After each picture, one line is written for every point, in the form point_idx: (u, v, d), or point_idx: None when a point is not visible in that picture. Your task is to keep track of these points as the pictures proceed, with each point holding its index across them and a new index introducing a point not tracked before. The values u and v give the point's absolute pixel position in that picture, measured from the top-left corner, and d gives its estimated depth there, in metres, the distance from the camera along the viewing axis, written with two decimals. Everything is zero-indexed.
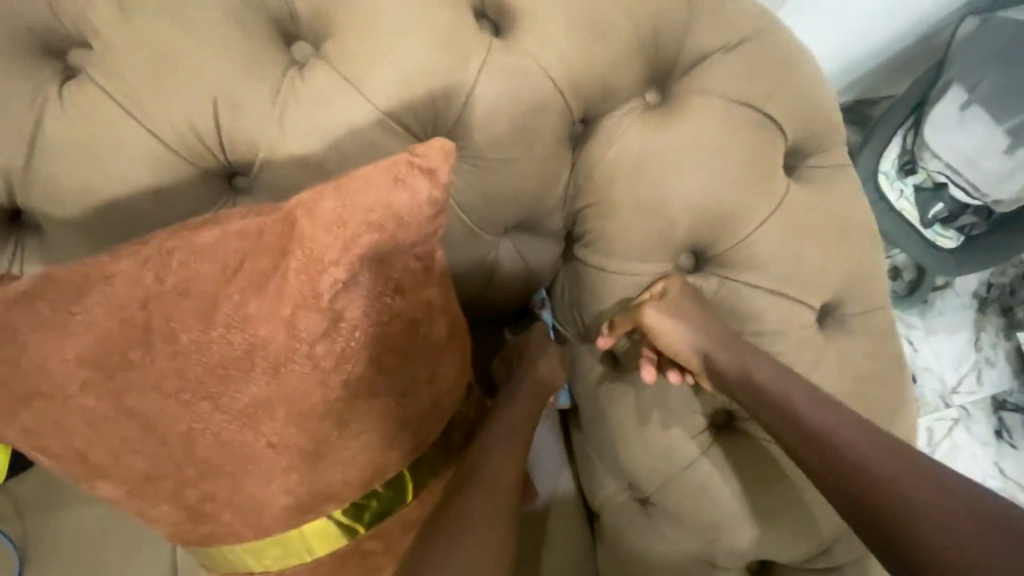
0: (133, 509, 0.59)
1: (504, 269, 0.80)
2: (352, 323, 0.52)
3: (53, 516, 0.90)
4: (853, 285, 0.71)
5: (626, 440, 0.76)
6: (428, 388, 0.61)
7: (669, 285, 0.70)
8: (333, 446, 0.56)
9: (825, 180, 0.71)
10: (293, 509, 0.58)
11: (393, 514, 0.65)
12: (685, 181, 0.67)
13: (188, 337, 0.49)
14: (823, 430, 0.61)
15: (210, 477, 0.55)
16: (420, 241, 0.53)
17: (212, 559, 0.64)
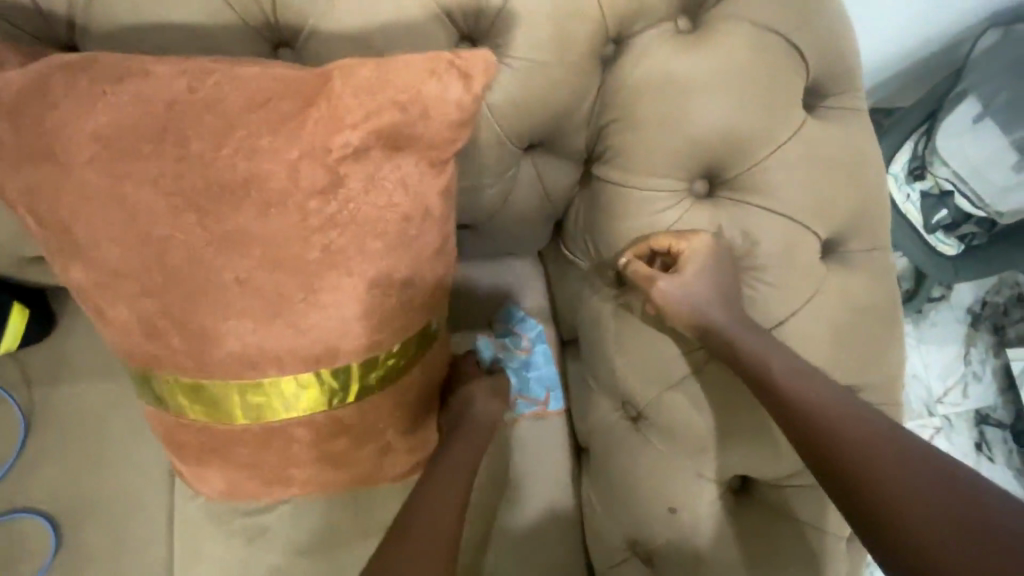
0: (134, 342, 0.60)
1: (521, 187, 0.86)
2: (352, 192, 0.53)
3: (60, 388, 0.94)
4: (859, 223, 0.74)
5: (622, 349, 0.80)
6: (433, 265, 0.64)
7: (693, 249, 0.73)
8: (330, 295, 0.57)
9: (842, 120, 0.74)
10: (295, 360, 0.61)
11: (365, 397, 0.69)
12: (711, 104, 0.70)
13: (197, 149, 0.48)
14: (812, 405, 0.66)
15: (201, 308, 0.55)
16: (436, 141, 0.54)
17: (195, 410, 0.66)
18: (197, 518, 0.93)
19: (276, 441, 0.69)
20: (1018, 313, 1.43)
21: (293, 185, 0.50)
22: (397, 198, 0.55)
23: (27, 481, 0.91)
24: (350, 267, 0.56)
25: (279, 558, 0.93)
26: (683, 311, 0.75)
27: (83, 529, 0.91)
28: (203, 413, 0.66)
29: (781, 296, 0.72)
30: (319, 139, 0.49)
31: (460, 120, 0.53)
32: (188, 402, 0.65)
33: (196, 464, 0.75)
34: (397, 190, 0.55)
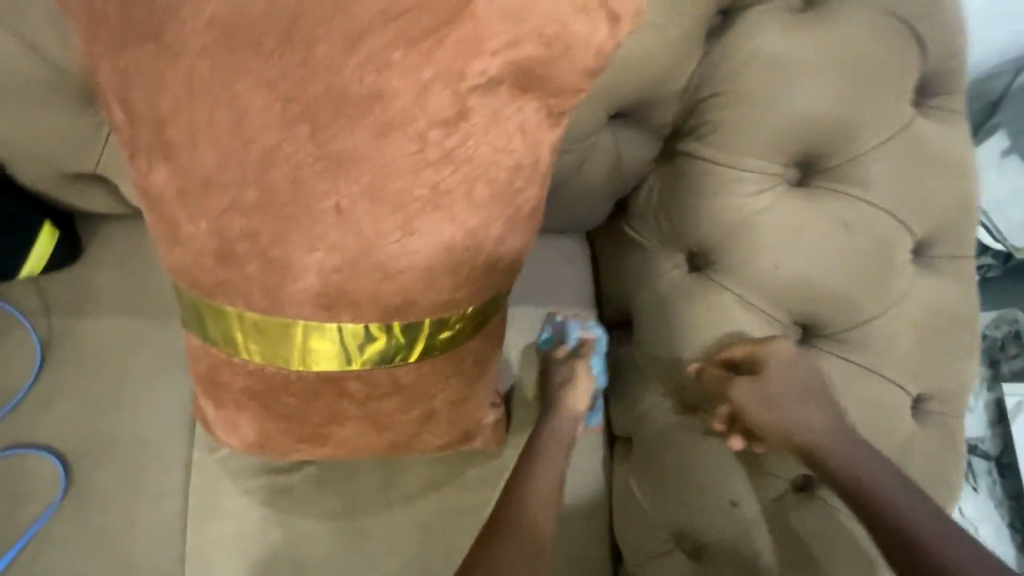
0: (194, 274, 0.53)
1: (597, 157, 0.82)
2: (477, 128, 0.47)
3: (79, 319, 0.88)
4: (953, 227, 0.72)
5: (688, 335, 0.77)
6: (525, 225, 0.59)
7: (772, 350, 0.73)
8: (425, 243, 0.51)
9: (946, 120, 0.71)
10: (370, 311, 0.55)
11: (426, 356, 0.65)
12: (822, 87, 0.67)
13: (321, 54, 0.42)
14: (899, 509, 0.65)
15: (286, 240, 0.49)
16: (565, 89, 0.50)
17: (247, 352, 0.59)
18: (216, 473, 0.88)
19: (332, 393, 0.64)
20: (1015, 350, 1.19)
21: (414, 111, 0.44)
22: (510, 145, 0.50)
23: (40, 416, 0.86)
24: (455, 213, 0.51)
25: (299, 521, 0.88)
26: (770, 418, 0.76)
27: (95, 472, 0.85)
28: (255, 356, 0.59)
29: (870, 294, 0.69)
30: (456, 61, 0.43)
31: (591, 70, 0.49)
32: (242, 343, 0.58)
33: (231, 410, 0.68)
34: (509, 136, 0.49)
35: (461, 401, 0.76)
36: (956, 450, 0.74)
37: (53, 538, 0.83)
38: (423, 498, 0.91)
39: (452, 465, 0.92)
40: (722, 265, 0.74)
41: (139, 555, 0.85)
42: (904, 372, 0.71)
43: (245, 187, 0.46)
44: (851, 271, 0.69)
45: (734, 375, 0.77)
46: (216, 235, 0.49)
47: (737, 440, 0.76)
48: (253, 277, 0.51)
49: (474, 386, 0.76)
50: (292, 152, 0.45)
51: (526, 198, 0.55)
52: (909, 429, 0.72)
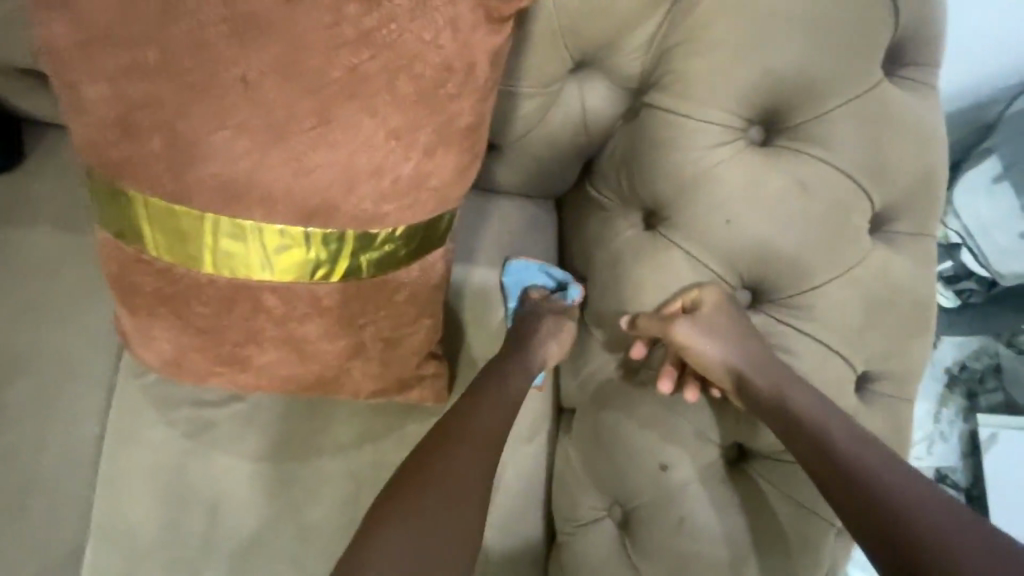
0: (100, 149, 0.51)
1: (560, 107, 0.79)
2: (400, 12, 0.46)
3: (13, 229, 0.85)
4: (917, 200, 0.69)
5: (635, 293, 0.75)
6: (462, 143, 0.55)
7: (705, 294, 0.71)
8: (341, 135, 0.49)
9: (917, 92, 0.69)
10: (282, 209, 0.52)
11: (352, 278, 0.62)
12: (788, 38, 0.65)
13: None
14: (830, 434, 0.63)
15: (190, 111, 0.47)
16: None
17: (156, 248, 0.57)
18: (140, 400, 0.84)
19: (248, 306, 0.61)
20: (993, 384, 1.18)
21: None
22: (440, 40, 0.48)
23: None
24: (376, 107, 0.48)
25: (222, 461, 0.84)
26: (707, 355, 0.73)
27: (14, 386, 0.82)
28: (164, 254, 0.57)
29: (822, 259, 0.67)
30: None
31: None
32: (150, 237, 0.56)
33: (144, 319, 0.65)
34: (438, 28, 0.47)
35: (394, 342, 0.72)
36: (903, 435, 0.70)
37: None
38: (354, 450, 0.87)
39: (388, 417, 0.89)
40: (674, 220, 0.71)
41: (49, 476, 0.81)
42: (851, 345, 0.68)
43: (148, 47, 0.45)
44: (804, 232, 0.66)
45: (676, 316, 0.73)
46: (120, 101, 0.48)
47: (665, 382, 0.73)
48: (157, 154, 0.49)
49: (410, 327, 0.71)
50: (199, 11, 0.44)
51: (461, 110, 0.52)
52: (853, 406, 0.69)
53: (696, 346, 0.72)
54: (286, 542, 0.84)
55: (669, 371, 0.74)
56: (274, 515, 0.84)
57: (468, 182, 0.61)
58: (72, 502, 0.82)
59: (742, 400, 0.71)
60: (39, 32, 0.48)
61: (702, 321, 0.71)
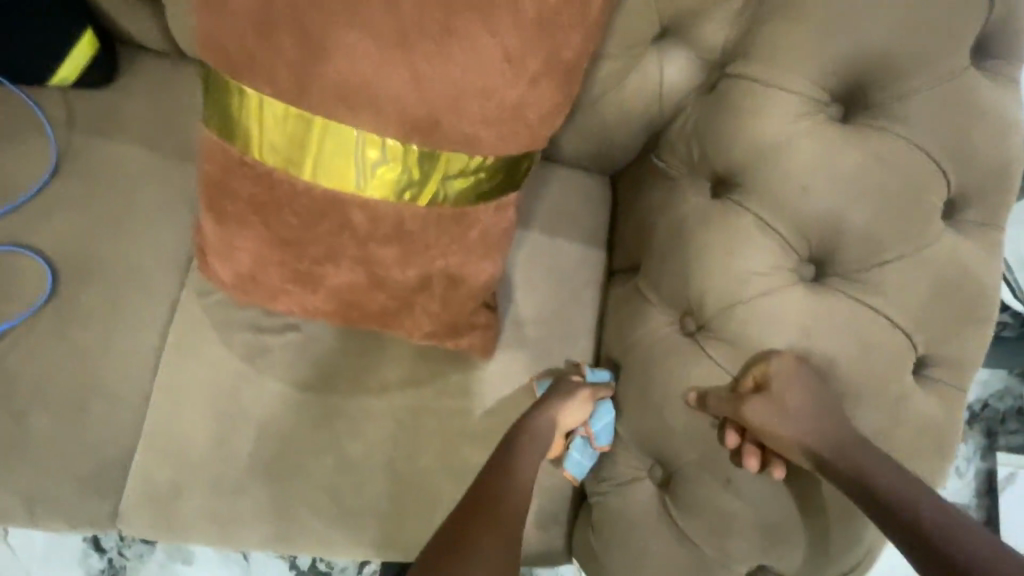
0: (237, 47, 0.56)
1: (639, 73, 0.81)
2: None
3: (95, 139, 0.87)
4: (989, 189, 0.70)
5: (699, 260, 0.74)
6: (562, 78, 0.58)
7: (774, 261, 0.71)
8: (459, 51, 0.53)
9: (1001, 83, 0.70)
10: (393, 118, 0.57)
11: (436, 204, 0.64)
12: (882, 15, 0.66)
13: None
14: (917, 507, 0.62)
15: (331, 14, 0.52)
16: None
17: (259, 150, 0.61)
18: (200, 319, 0.87)
19: (335, 219, 0.63)
20: (1014, 426, 1.27)
21: None
22: None
23: (36, 221, 0.84)
24: (496, 26, 0.53)
25: (272, 387, 0.86)
26: (782, 433, 0.71)
27: (79, 289, 0.83)
28: (269, 157, 0.61)
29: (894, 234, 0.68)
30: None
31: None
32: (256, 137, 0.60)
33: (229, 226, 0.67)
34: None
35: (458, 283, 0.72)
36: (954, 423, 0.71)
37: (24, 342, 0.81)
38: (400, 393, 0.89)
39: (434, 365, 0.90)
40: (746, 187, 0.73)
41: (106, 382, 0.83)
42: (912, 323, 0.68)
43: None
44: (877, 207, 0.68)
45: (754, 296, 0.71)
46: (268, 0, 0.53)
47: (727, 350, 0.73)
48: (289, 54, 0.55)
49: (477, 270, 0.72)
50: None
51: (568, 44, 0.56)
52: (910, 387, 0.69)
53: (768, 424, 0.70)
54: (326, 470, 0.86)
55: (735, 343, 0.72)
56: (317, 446, 0.86)
57: (557, 124, 0.64)
58: (126, 408, 0.83)
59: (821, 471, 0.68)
60: None
61: (777, 303, 0.70)
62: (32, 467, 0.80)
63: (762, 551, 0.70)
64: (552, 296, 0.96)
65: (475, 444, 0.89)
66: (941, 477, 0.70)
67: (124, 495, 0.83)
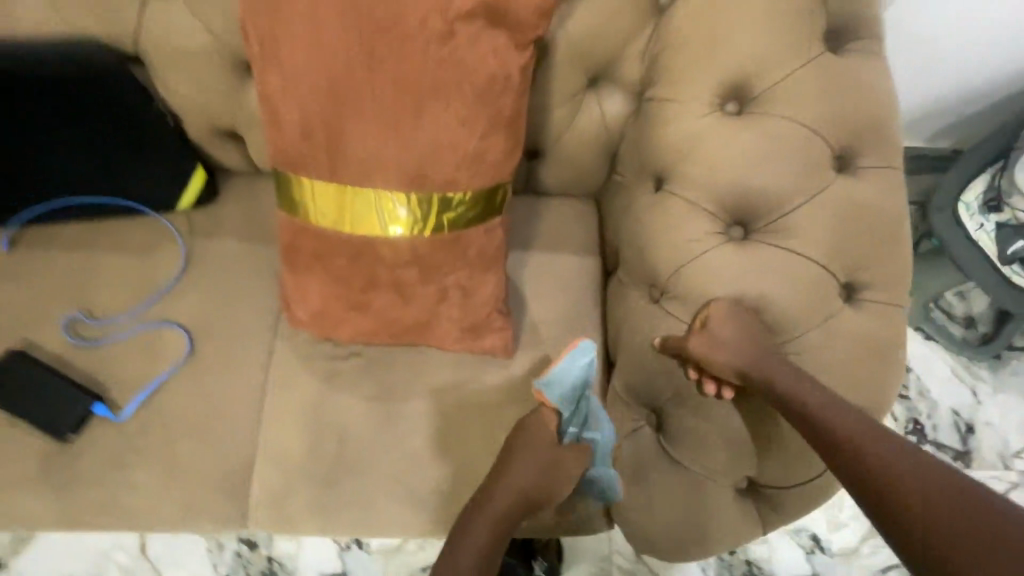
0: (292, 151, 0.86)
1: (584, 110, 1.04)
2: (461, 46, 0.77)
3: (209, 240, 1.20)
4: (873, 140, 0.86)
5: (651, 241, 0.93)
6: (506, 128, 0.83)
7: (705, 230, 0.89)
8: (429, 126, 0.80)
9: (862, 60, 0.87)
10: (395, 177, 0.84)
11: (437, 233, 0.89)
12: (745, 32, 0.87)
13: (372, 5, 0.75)
14: (808, 407, 0.79)
15: (345, 119, 0.81)
16: (523, 23, 0.77)
17: (314, 216, 0.89)
18: (291, 358, 1.14)
19: (371, 256, 0.90)
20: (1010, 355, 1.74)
21: (419, 34, 0.76)
22: (485, 59, 0.78)
23: (174, 304, 1.16)
24: (450, 104, 0.79)
25: (349, 400, 1.11)
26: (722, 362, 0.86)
27: (207, 347, 1.14)
28: (321, 221, 0.89)
29: (794, 188, 0.85)
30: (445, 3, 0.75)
31: (542, 11, 0.77)
32: (312, 209, 0.89)
33: (303, 276, 0.95)
34: (485, 53, 0.77)
35: (468, 291, 0.95)
36: (892, 337, 0.83)
37: (172, 391, 1.11)
38: (446, 394, 1.10)
39: (470, 367, 1.12)
40: (674, 179, 0.92)
41: (230, 413, 1.11)
42: (829, 256, 0.83)
43: (322, 85, 0.80)
44: (775, 171, 0.85)
45: (693, 258, 0.89)
46: (306, 118, 0.82)
47: (685, 307, 0.90)
48: (323, 150, 0.84)
49: (480, 279, 0.95)
50: (350, 62, 0.78)
51: (504, 104, 0.81)
52: (838, 308, 0.84)
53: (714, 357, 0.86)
54: (395, 463, 1.07)
55: (689, 300, 0.89)
56: (388, 444, 1.08)
57: (514, 160, 0.88)
58: (245, 431, 1.10)
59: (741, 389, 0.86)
60: (260, 84, 0.83)
61: (712, 262, 0.87)
62: (186, 483, 1.07)
63: (741, 466, 0.86)
64: (558, 300, 1.16)
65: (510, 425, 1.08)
66: (892, 383, 0.82)
67: (251, 499, 1.08)
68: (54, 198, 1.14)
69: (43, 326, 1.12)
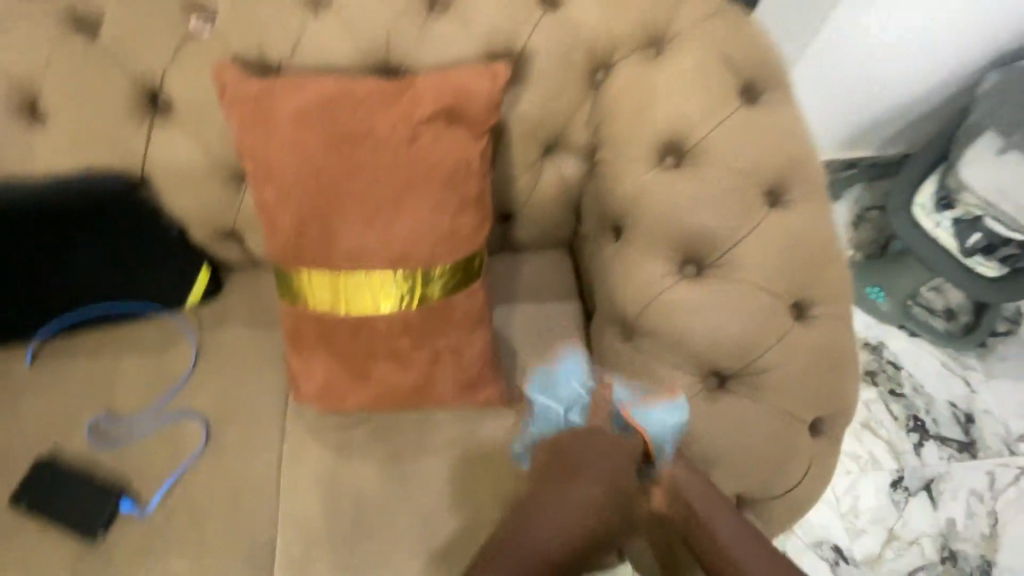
0: (288, 248, 0.96)
1: (545, 174, 1.15)
2: (427, 143, 0.90)
3: (218, 331, 1.30)
4: (797, 175, 0.98)
5: (618, 285, 1.03)
6: (474, 205, 0.95)
7: (664, 270, 0.99)
8: (407, 212, 0.92)
9: (775, 107, 1.00)
10: (382, 259, 0.94)
11: (425, 303, 0.98)
12: (672, 96, 1.00)
13: (348, 120, 0.89)
14: (704, 520, 0.86)
15: (333, 216, 0.92)
16: (478, 118, 0.91)
17: (313, 302, 0.99)
18: (302, 432, 1.21)
19: (367, 330, 0.99)
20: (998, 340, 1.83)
21: (390, 138, 0.89)
22: (448, 151, 0.90)
23: (189, 396, 1.24)
24: (423, 191, 0.91)
25: (360, 467, 1.17)
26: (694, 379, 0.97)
27: (223, 432, 1.21)
28: (320, 305, 0.99)
29: (734, 225, 0.95)
30: (410, 111, 0.89)
31: (491, 106, 0.91)
32: (310, 295, 0.99)
33: (308, 356, 1.04)
34: (448, 146, 0.90)
35: (460, 352, 1.04)
36: (840, 347, 0.93)
37: (194, 479, 1.17)
38: (451, 448, 1.17)
39: (470, 420, 1.19)
40: (630, 228, 1.03)
41: (249, 494, 1.16)
42: (775, 280, 0.93)
43: (309, 189, 0.91)
44: (716, 212, 0.96)
45: (657, 296, 0.98)
46: (298, 221, 0.93)
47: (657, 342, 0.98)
48: (316, 244, 0.94)
49: (469, 339, 1.04)
50: (331, 168, 0.90)
51: (469, 186, 0.93)
52: (789, 326, 0.93)
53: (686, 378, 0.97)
54: (411, 522, 1.13)
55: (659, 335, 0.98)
56: (402, 504, 1.14)
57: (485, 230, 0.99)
58: (265, 509, 1.16)
59: (676, 507, 0.89)
60: (254, 194, 0.95)
61: (674, 299, 0.97)
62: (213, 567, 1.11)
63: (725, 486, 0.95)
64: (545, 347, 1.25)
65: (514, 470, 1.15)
66: (838, 385, 0.94)
67: None
68: (77, 310, 1.24)
69: (70, 433, 1.19)
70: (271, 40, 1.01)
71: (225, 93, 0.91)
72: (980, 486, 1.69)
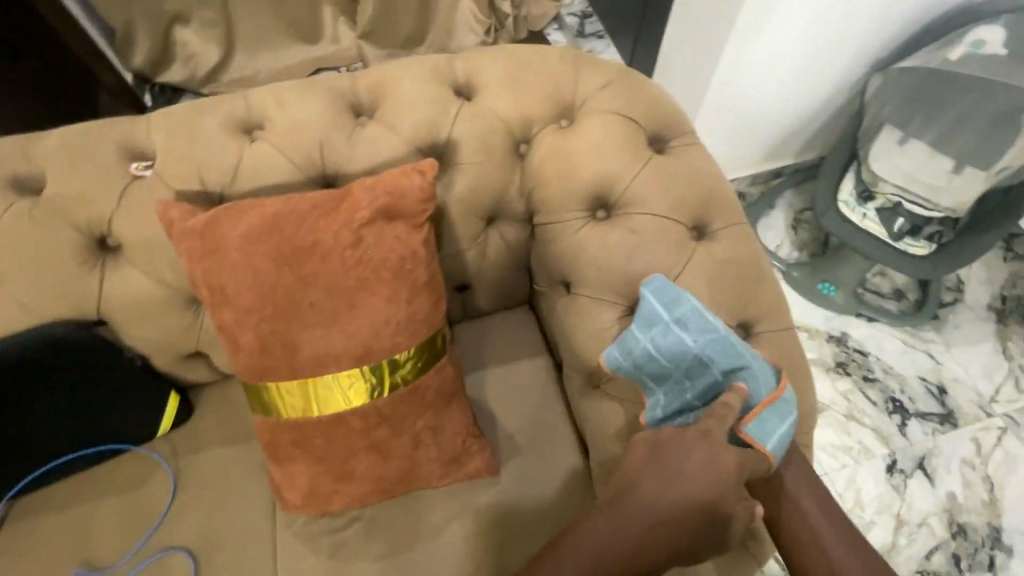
0: (252, 364, 0.98)
1: (491, 244, 1.22)
2: (370, 243, 0.95)
3: (195, 454, 1.28)
4: (715, 208, 1.07)
5: (577, 337, 1.09)
6: (426, 289, 1.00)
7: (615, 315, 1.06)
8: (363, 310, 0.96)
9: (682, 151, 1.11)
10: (345, 358, 0.97)
11: (396, 390, 1.01)
12: (590, 157, 1.09)
13: (292, 235, 0.94)
14: (801, 504, 0.90)
15: (291, 326, 0.95)
16: (415, 211, 0.97)
17: (286, 410, 1.00)
18: (295, 542, 1.18)
19: (344, 428, 1.01)
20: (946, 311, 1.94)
21: (335, 245, 0.94)
22: (392, 245, 0.96)
23: (172, 528, 1.20)
24: (374, 287, 0.96)
25: (360, 566, 1.14)
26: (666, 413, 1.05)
27: (213, 559, 1.17)
28: (293, 412, 1.00)
29: (669, 263, 1.03)
30: (349, 217, 0.94)
31: (425, 198, 0.97)
32: (282, 404, 1.00)
33: (289, 464, 1.04)
34: (391, 242, 0.96)
35: (439, 429, 1.06)
36: (788, 356, 1.00)
37: None
38: (449, 527, 1.16)
39: (464, 494, 1.18)
40: (578, 281, 1.09)
41: None
42: (717, 307, 1.00)
43: (264, 305, 0.94)
44: (651, 254, 1.03)
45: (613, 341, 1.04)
46: (258, 336, 0.96)
47: None
48: (279, 354, 0.97)
49: (446, 415, 1.06)
50: (283, 282, 0.94)
51: (418, 273, 0.98)
52: None
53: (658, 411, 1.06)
54: None
55: None
56: None
57: (442, 309, 1.04)
58: None
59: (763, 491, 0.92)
60: (212, 319, 0.97)
61: None
62: None
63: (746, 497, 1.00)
64: (524, 405, 1.27)
65: (516, 535, 1.15)
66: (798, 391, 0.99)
67: None
68: (42, 463, 1.20)
69: None
70: (210, 172, 1.07)
71: (173, 229, 0.95)
72: (969, 454, 1.74)
